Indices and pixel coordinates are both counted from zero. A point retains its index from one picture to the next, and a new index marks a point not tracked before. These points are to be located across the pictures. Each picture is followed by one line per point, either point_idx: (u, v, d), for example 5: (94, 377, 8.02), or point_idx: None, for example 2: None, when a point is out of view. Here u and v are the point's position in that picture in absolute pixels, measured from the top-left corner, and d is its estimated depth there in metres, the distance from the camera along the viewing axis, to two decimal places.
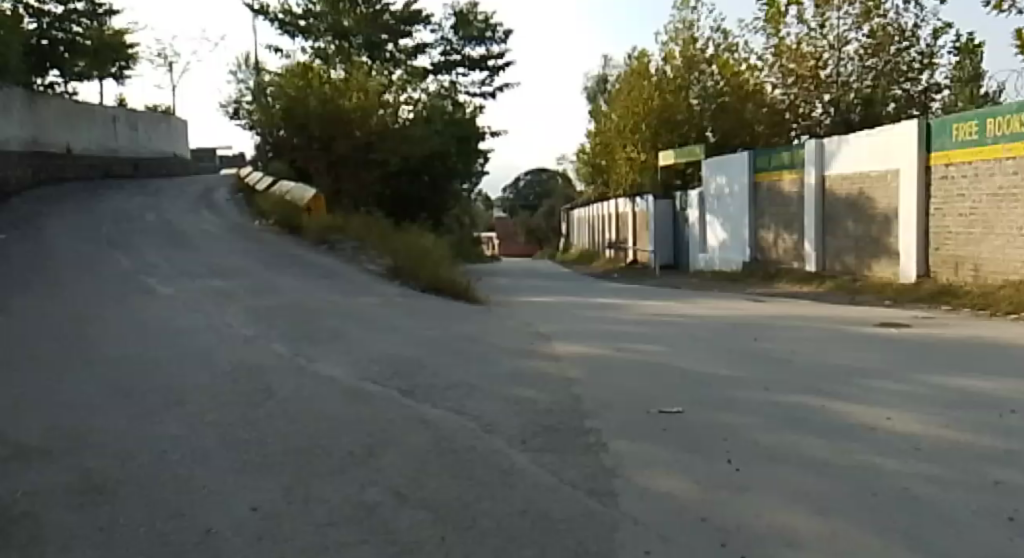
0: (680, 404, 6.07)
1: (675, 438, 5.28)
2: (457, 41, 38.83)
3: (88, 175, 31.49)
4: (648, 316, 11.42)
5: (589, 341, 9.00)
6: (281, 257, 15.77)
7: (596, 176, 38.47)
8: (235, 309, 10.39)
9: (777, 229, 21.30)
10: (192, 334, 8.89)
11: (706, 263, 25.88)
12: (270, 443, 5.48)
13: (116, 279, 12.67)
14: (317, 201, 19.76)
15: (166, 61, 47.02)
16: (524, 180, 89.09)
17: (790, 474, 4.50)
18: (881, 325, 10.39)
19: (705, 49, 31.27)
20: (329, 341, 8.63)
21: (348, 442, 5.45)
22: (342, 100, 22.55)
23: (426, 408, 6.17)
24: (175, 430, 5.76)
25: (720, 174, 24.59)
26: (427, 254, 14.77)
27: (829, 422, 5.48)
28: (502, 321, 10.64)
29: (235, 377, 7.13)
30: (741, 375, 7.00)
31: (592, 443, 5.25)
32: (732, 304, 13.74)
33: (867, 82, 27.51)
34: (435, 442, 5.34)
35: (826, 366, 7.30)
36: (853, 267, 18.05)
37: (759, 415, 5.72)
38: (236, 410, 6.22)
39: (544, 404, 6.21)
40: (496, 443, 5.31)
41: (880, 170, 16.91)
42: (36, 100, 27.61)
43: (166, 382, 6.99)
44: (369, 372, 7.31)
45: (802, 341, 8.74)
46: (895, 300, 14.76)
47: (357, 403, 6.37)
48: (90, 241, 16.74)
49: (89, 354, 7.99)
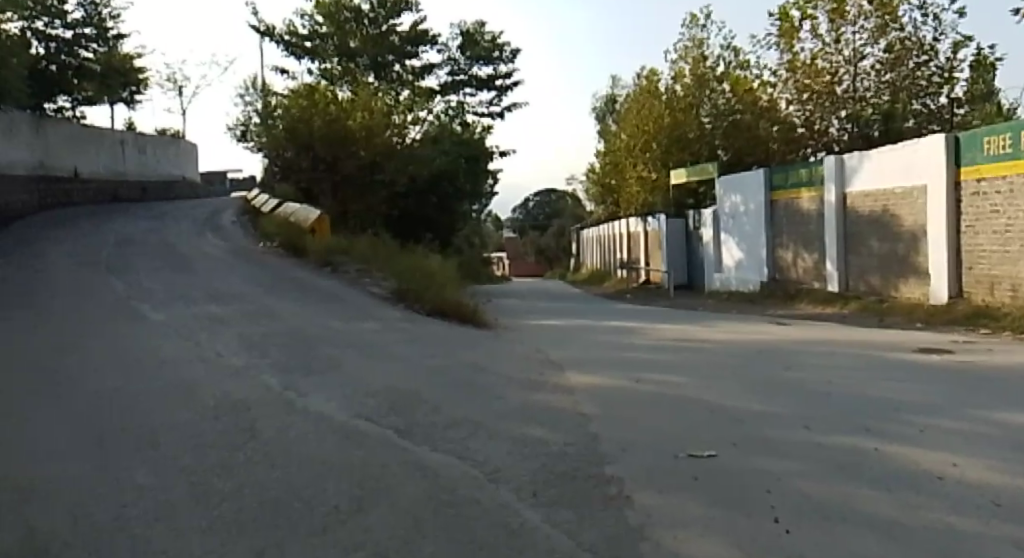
0: (711, 446, 5.39)
1: (709, 487, 4.64)
2: (464, 60, 38.45)
3: (96, 199, 31.16)
4: (668, 342, 10.73)
5: (606, 369, 8.33)
6: (282, 280, 15.20)
7: (606, 196, 37.92)
8: (228, 336, 9.79)
9: (795, 248, 20.60)
10: (179, 365, 8.32)
11: (722, 284, 25.13)
12: (246, 495, 4.85)
13: (110, 305, 12.17)
14: (321, 223, 19.70)
15: (176, 85, 46.92)
16: (534, 200, 88.48)
17: (850, 539, 3.84)
18: (920, 350, 9.63)
19: (716, 67, 30.86)
20: (323, 372, 8.00)
21: (334, 494, 4.81)
22: (347, 120, 22.10)
23: (426, 450, 5.51)
24: (143, 479, 5.16)
25: (734, 192, 23.93)
26: (432, 276, 14.18)
27: (885, 470, 4.80)
28: (511, 347, 9.99)
29: (216, 415, 6.51)
30: (777, 409, 6.32)
31: (616, 495, 4.59)
32: (755, 328, 13.05)
33: (886, 97, 26.72)
34: (432, 495, 4.69)
35: (871, 400, 6.61)
36: (878, 287, 17.31)
37: (803, 460, 5.03)
38: (213, 455, 5.59)
39: (556, 445, 5.53)
40: (503, 495, 4.66)
41: (906, 187, 16.22)
42: (44, 125, 27.36)
43: (141, 421, 6.38)
44: (364, 407, 6.67)
45: (840, 371, 8.01)
46: (927, 322, 14.03)
47: (347, 444, 5.73)
48: (89, 266, 16.28)
49: (65, 390, 7.41)
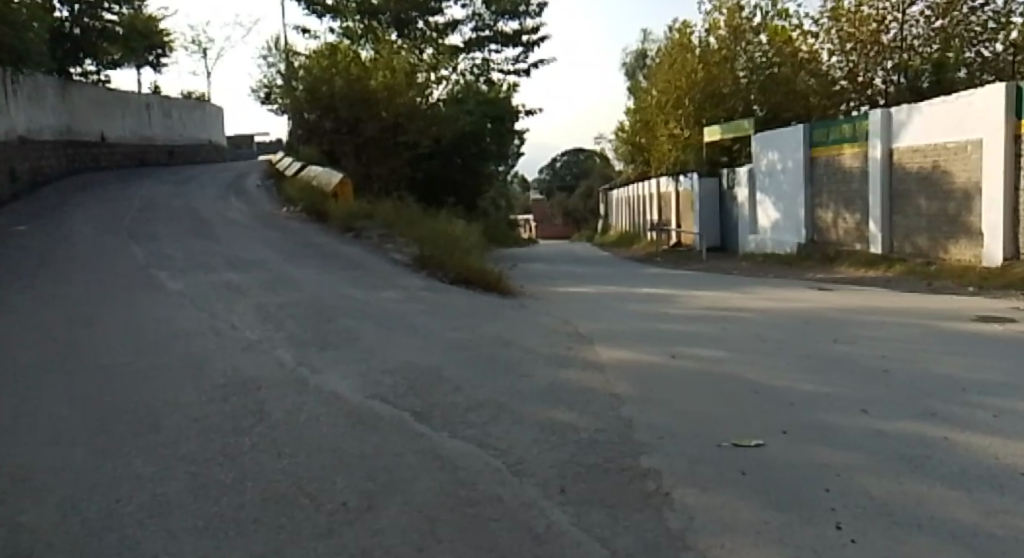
0: (759, 434, 4.84)
1: (762, 486, 4.10)
2: (489, 15, 37.36)
3: (123, 163, 30.94)
4: (702, 311, 10.11)
5: (639, 343, 7.80)
6: (304, 247, 14.75)
7: (635, 155, 37.04)
8: (244, 308, 9.35)
9: (836, 208, 19.72)
10: (193, 338, 7.90)
11: (757, 246, 24.20)
12: (250, 485, 4.35)
13: (129, 274, 11.81)
14: (344, 187, 19.30)
15: (200, 47, 46.44)
16: (560, 161, 87.11)
17: (931, 551, 3.29)
18: (978, 320, 8.90)
19: (752, 18, 29.42)
20: (340, 347, 7.54)
21: (343, 484, 4.32)
22: (369, 80, 21.58)
23: (445, 437, 5.02)
24: (140, 468, 4.64)
25: (772, 149, 22.94)
26: (456, 241, 13.69)
27: (960, 464, 4.23)
28: (538, 318, 9.50)
29: (224, 394, 6.02)
30: (828, 390, 5.76)
31: (652, 493, 4.08)
32: (793, 294, 12.38)
33: (936, 46, 25.48)
34: (451, 491, 4.18)
35: (932, 379, 6.00)
36: (925, 249, 16.46)
37: (864, 451, 4.47)
38: (217, 439, 5.08)
39: (586, 433, 5.04)
40: (529, 491, 4.15)
41: (959, 141, 15.30)
42: (69, 89, 27.05)
43: (146, 403, 5.90)
44: (381, 387, 6.20)
45: (894, 344, 7.43)
46: (980, 287, 13.30)
47: (361, 428, 5.25)
48: (111, 232, 15.98)
49: (71, 368, 6.96)
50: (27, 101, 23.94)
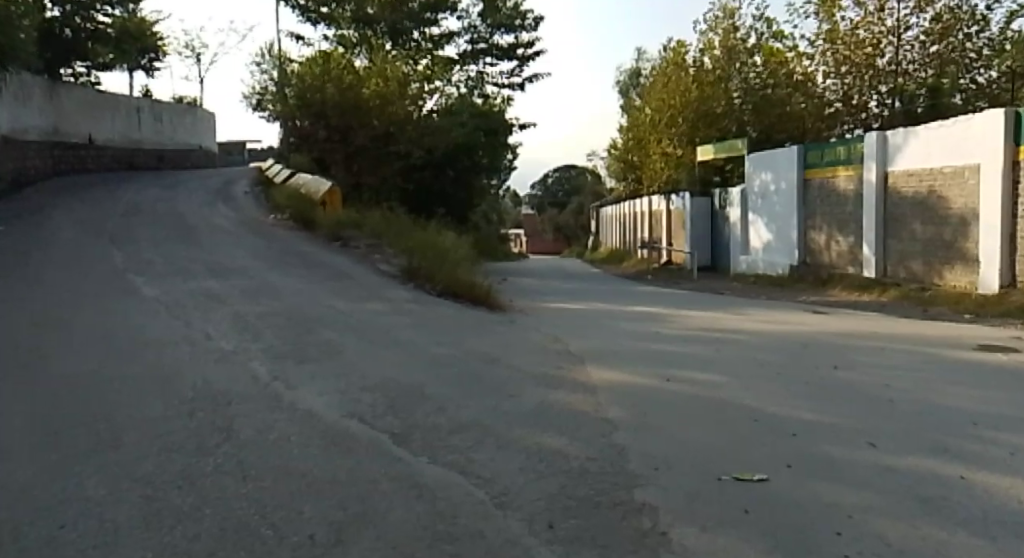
0: (760, 468, 4.52)
1: (767, 526, 3.78)
2: (485, 28, 37.23)
3: (110, 166, 30.46)
4: (695, 332, 9.80)
5: (632, 364, 7.49)
6: (289, 255, 14.37)
7: (627, 173, 36.91)
8: (221, 316, 8.96)
9: (829, 231, 19.55)
10: (164, 347, 7.52)
11: (748, 267, 24.01)
12: (211, 512, 3.97)
13: (105, 278, 11.41)
14: (333, 196, 19.12)
15: (194, 51, 46.01)
16: (552, 176, 86.99)
17: None
18: (979, 349, 8.64)
19: (747, 39, 29.52)
20: (319, 360, 7.17)
21: (313, 514, 3.96)
22: (362, 88, 21.37)
23: (424, 462, 4.67)
24: (93, 490, 4.25)
25: (766, 170, 22.78)
26: (444, 254, 13.37)
27: (978, 507, 3.92)
28: (526, 334, 9.17)
29: (191, 409, 5.64)
30: (833, 420, 5.47)
31: (648, 531, 3.75)
32: (787, 317, 12.13)
33: (931, 71, 25.50)
34: (429, 524, 3.82)
35: (941, 411, 5.71)
36: (920, 274, 16.26)
37: (875, 491, 4.16)
38: (178, 460, 4.69)
39: (576, 461, 4.70)
40: (514, 527, 3.81)
41: (956, 166, 15.15)
42: (56, 90, 26.61)
43: (106, 415, 5.50)
44: (359, 406, 5.83)
45: (896, 372, 7.15)
46: (977, 315, 13.07)
47: (334, 451, 4.88)
48: (91, 235, 15.56)
49: (33, 375, 6.55)
50: (12, 100, 23.51)
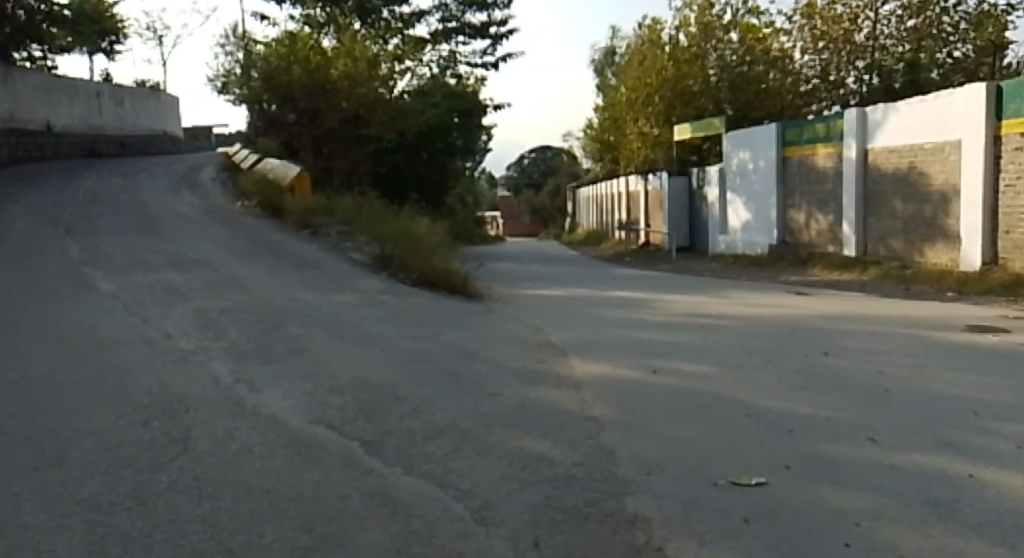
0: (759, 471, 4.22)
1: (770, 536, 3.46)
2: (456, 6, 36.59)
3: (71, 154, 29.60)
4: (679, 318, 9.53)
5: (615, 354, 7.19)
6: (256, 244, 13.89)
7: (604, 153, 36.59)
8: (182, 313, 8.52)
9: (809, 209, 19.38)
10: (119, 348, 7.08)
11: (726, 246, 23.83)
12: (159, 538, 3.56)
13: (59, 274, 10.87)
14: (301, 180, 18.61)
15: (157, 34, 44.73)
16: (528, 158, 86.34)
17: None
18: (971, 329, 8.44)
19: (723, 16, 28.99)
20: (284, 360, 6.78)
21: (274, 537, 3.57)
22: (330, 69, 20.74)
23: (397, 474, 4.32)
24: (30, 515, 3.82)
25: (744, 148, 22.54)
26: (418, 241, 12.95)
27: (996, 509, 3.63)
28: (504, 325, 8.83)
29: (146, 419, 5.23)
30: (828, 413, 5.21)
31: (642, 546, 3.40)
32: (772, 299, 11.90)
33: (908, 46, 25.78)
34: (402, 545, 3.47)
35: (940, 399, 5.47)
36: (901, 252, 16.15)
37: (886, 493, 3.86)
38: (127, 478, 4.28)
39: (561, 468, 4.38)
40: (498, 546, 3.46)
41: (937, 141, 15.00)
42: (10, 75, 25.63)
43: (51, 428, 5.06)
44: (327, 410, 5.47)
45: (889, 356, 6.93)
46: (960, 293, 12.93)
47: (301, 463, 4.51)
48: (47, 227, 14.94)
49: None
50: None
